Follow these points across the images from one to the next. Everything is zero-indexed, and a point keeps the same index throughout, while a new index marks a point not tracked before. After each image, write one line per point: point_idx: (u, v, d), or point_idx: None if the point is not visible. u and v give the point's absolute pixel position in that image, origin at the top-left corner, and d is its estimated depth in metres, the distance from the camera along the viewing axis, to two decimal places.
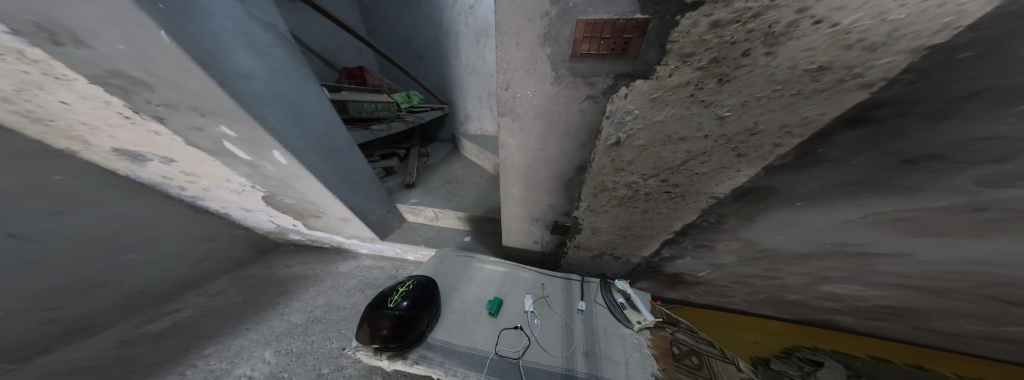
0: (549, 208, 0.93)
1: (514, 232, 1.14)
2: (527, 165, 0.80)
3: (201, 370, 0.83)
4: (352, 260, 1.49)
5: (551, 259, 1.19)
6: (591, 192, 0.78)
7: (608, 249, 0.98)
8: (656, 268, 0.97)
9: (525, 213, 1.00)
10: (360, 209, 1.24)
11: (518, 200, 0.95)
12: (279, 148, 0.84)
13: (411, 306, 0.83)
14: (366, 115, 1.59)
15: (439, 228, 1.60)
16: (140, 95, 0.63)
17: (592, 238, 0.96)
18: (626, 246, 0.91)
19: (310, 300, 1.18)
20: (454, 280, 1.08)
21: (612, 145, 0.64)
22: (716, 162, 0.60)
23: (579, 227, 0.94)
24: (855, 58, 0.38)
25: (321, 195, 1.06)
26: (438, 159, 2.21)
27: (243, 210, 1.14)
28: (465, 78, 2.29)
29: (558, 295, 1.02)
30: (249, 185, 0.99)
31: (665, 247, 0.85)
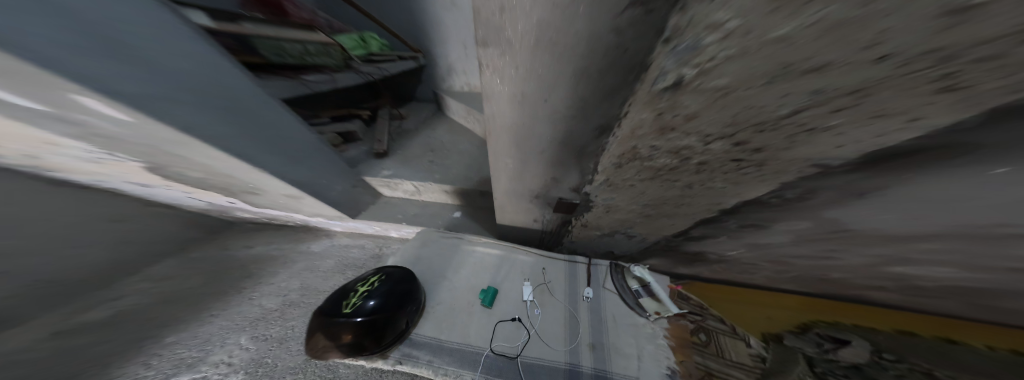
0: (553, 182, 0.75)
1: (508, 211, 1.00)
2: (525, 128, 0.59)
3: (166, 361, 0.72)
4: (326, 238, 1.33)
5: (550, 238, 1.06)
6: (614, 162, 0.58)
7: (623, 229, 0.84)
8: (674, 247, 0.83)
9: (522, 190, 0.84)
10: (309, 182, 1.04)
11: (514, 173, 0.77)
12: (105, 102, 0.54)
13: (378, 307, 0.70)
14: (293, 60, 1.31)
15: (422, 203, 1.45)
16: None
17: (605, 217, 0.81)
18: (646, 226, 0.76)
19: (283, 282, 1.05)
20: (442, 267, 0.98)
21: (665, 88, 0.38)
22: (866, 132, 0.32)
23: (590, 205, 0.78)
24: None
25: (234, 167, 0.82)
26: (418, 122, 1.92)
27: (144, 187, 0.88)
28: (444, 16, 1.82)
29: (560, 280, 0.92)
30: (113, 156, 0.69)
31: (698, 226, 0.67)
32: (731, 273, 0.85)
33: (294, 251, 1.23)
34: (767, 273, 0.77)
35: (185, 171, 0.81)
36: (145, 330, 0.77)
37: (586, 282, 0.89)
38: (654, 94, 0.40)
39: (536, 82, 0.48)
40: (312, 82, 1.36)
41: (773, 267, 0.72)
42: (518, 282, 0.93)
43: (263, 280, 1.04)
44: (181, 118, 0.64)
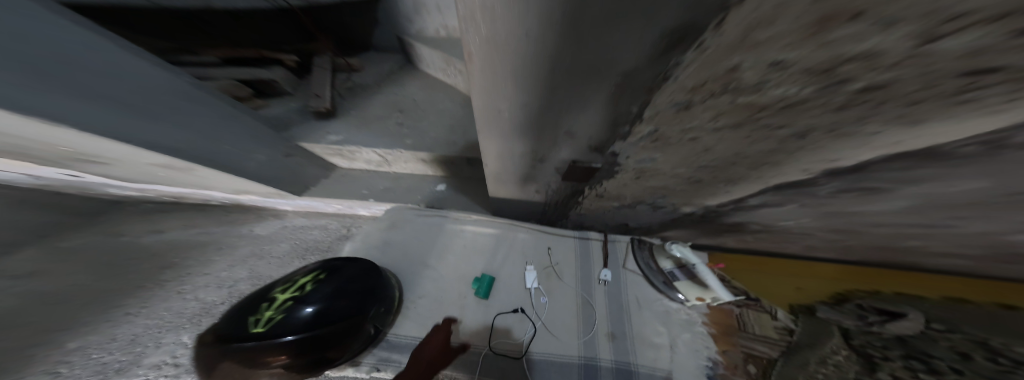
0: (568, 137, 0.53)
1: (505, 182, 0.79)
2: (520, 53, 0.35)
3: (83, 367, 0.48)
4: (275, 219, 1.01)
5: (554, 211, 0.87)
6: (677, 102, 0.36)
7: (650, 198, 0.67)
8: (710, 219, 0.68)
9: (524, 151, 0.63)
10: (206, 150, 0.69)
11: (512, 127, 0.54)
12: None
13: (323, 312, 0.50)
14: None
15: (394, 177, 1.23)
16: None
17: (630, 185, 0.65)
18: (686, 194, 0.59)
19: (220, 272, 0.75)
20: (422, 253, 0.79)
21: None
22: None
23: (614, 169, 0.60)
24: None
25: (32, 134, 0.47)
26: (381, 77, 1.53)
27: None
28: None
29: (569, 261, 0.76)
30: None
31: (760, 195, 0.50)
32: (762, 242, 0.73)
33: (226, 236, 0.89)
34: (812, 243, 0.65)
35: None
36: (26, 337, 0.48)
37: (602, 262, 0.75)
38: None
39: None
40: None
41: (832, 237, 0.59)
42: (520, 265, 0.77)
43: (195, 270, 0.73)
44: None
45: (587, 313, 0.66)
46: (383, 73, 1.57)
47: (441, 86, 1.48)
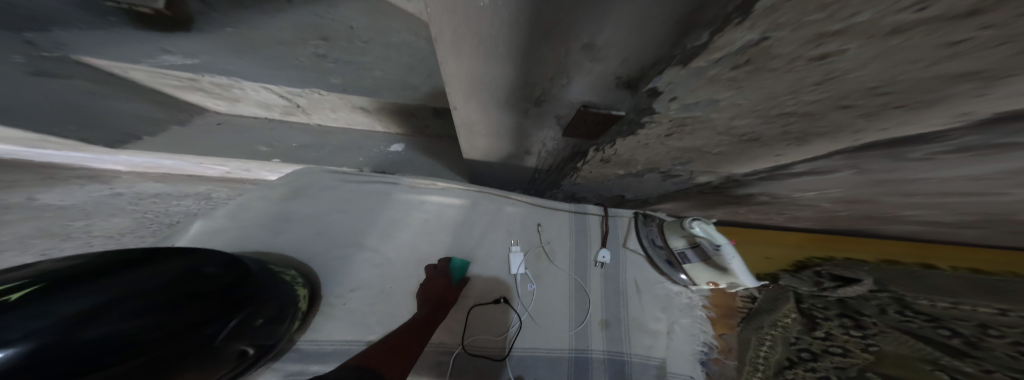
0: (592, 56, 0.30)
1: (479, 133, 0.54)
2: None
3: None
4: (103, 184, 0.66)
5: (547, 177, 0.69)
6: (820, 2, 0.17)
7: (671, 164, 0.53)
8: (719, 190, 0.59)
9: (512, 84, 0.38)
10: None
11: (485, 21, 0.28)
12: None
13: (42, 360, 0.18)
14: None
15: (322, 130, 0.86)
16: None
17: (653, 144, 0.48)
18: (720, 156, 0.46)
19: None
20: (360, 234, 0.55)
21: None
22: None
23: (642, 119, 0.42)
24: None
25: None
26: None
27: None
28: None
29: (562, 239, 0.62)
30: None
31: (801, 161, 0.40)
32: (753, 215, 0.70)
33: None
34: (802, 214, 0.62)
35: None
36: None
37: (601, 241, 0.61)
38: None
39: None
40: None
41: (830, 207, 0.56)
42: (504, 244, 0.59)
43: None
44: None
45: (581, 299, 0.55)
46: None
47: (389, 10, 0.95)
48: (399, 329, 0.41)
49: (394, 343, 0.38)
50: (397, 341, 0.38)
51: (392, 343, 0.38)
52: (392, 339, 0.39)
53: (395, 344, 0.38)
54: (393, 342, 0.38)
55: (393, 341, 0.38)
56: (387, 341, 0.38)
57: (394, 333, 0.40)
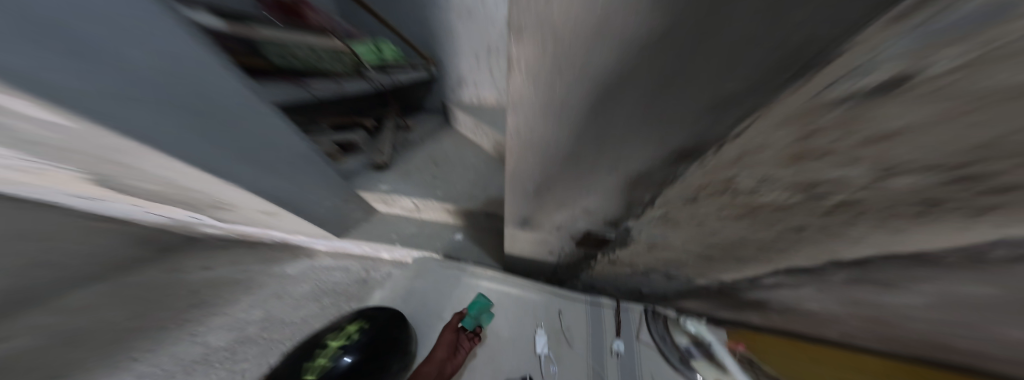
0: (585, 213, 0.60)
1: (521, 239, 0.82)
2: (543, 147, 0.49)
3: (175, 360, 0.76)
4: (307, 260, 1.17)
5: (565, 272, 0.88)
6: (686, 195, 0.43)
7: (662, 268, 0.70)
8: (729, 294, 0.67)
9: (538, 218, 0.69)
10: (294, 196, 0.86)
11: (525, 191, 0.63)
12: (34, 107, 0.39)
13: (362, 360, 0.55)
14: (296, 62, 1.05)
15: (422, 222, 1.23)
16: None
17: (643, 256, 0.68)
18: (700, 267, 0.61)
19: (242, 313, 0.92)
20: (437, 304, 0.83)
21: (848, 107, 0.21)
22: None
23: (625, 242, 0.65)
24: None
25: (205, 181, 0.66)
26: (424, 133, 1.70)
27: (85, 199, 0.72)
28: (455, 26, 1.55)
29: (581, 327, 0.76)
30: (31, 158, 0.51)
31: (770, 275, 0.52)
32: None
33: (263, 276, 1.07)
34: None
35: (134, 181, 0.63)
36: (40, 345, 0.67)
37: (614, 332, 0.74)
38: (823, 106, 0.22)
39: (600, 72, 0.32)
40: (319, 91, 1.14)
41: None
42: (532, 327, 0.76)
43: (220, 310, 0.92)
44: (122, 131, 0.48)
45: None
46: (428, 130, 1.75)
47: (473, 147, 1.55)
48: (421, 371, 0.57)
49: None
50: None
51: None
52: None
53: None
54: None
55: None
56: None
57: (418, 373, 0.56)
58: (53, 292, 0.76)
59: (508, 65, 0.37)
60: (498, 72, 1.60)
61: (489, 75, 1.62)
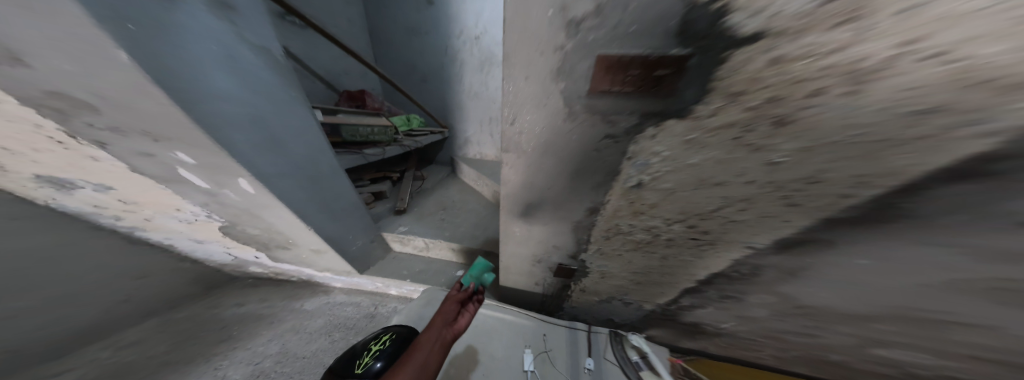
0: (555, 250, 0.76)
1: (513, 272, 0.91)
2: (516, 217, 0.70)
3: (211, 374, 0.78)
4: (323, 295, 1.18)
5: (552, 303, 0.97)
6: (602, 235, 0.64)
7: (619, 295, 0.83)
8: (672, 317, 0.79)
9: (519, 260, 0.86)
10: (345, 241, 0.98)
11: (514, 249, 0.80)
12: (248, 177, 0.60)
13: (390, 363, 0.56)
14: (361, 139, 1.29)
15: (428, 260, 1.27)
16: (79, 117, 0.44)
17: (600, 282, 0.81)
18: (640, 293, 0.76)
19: (259, 347, 0.89)
20: None
21: (632, 185, 0.50)
22: (756, 212, 0.41)
23: (585, 272, 0.80)
24: (973, 100, 0.23)
25: (295, 227, 0.80)
26: (436, 180, 1.89)
27: (191, 241, 0.90)
28: (466, 103, 1.98)
29: (560, 350, 0.79)
30: (206, 215, 0.74)
31: (684, 296, 0.68)
32: (738, 349, 0.78)
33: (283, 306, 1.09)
34: (771, 351, 0.72)
35: (243, 227, 0.80)
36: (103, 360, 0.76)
37: (586, 351, 0.78)
38: (627, 194, 0.52)
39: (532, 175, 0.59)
40: (372, 154, 1.27)
41: (774, 343, 0.68)
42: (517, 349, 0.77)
43: (240, 344, 0.89)
44: (277, 190, 0.67)
45: None
46: (440, 176, 1.98)
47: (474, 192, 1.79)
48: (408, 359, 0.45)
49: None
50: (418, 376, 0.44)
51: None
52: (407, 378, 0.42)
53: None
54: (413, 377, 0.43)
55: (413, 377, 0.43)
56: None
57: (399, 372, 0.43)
58: (115, 325, 0.85)
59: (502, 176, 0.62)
60: (499, 135, 2.01)
61: (489, 137, 2.04)
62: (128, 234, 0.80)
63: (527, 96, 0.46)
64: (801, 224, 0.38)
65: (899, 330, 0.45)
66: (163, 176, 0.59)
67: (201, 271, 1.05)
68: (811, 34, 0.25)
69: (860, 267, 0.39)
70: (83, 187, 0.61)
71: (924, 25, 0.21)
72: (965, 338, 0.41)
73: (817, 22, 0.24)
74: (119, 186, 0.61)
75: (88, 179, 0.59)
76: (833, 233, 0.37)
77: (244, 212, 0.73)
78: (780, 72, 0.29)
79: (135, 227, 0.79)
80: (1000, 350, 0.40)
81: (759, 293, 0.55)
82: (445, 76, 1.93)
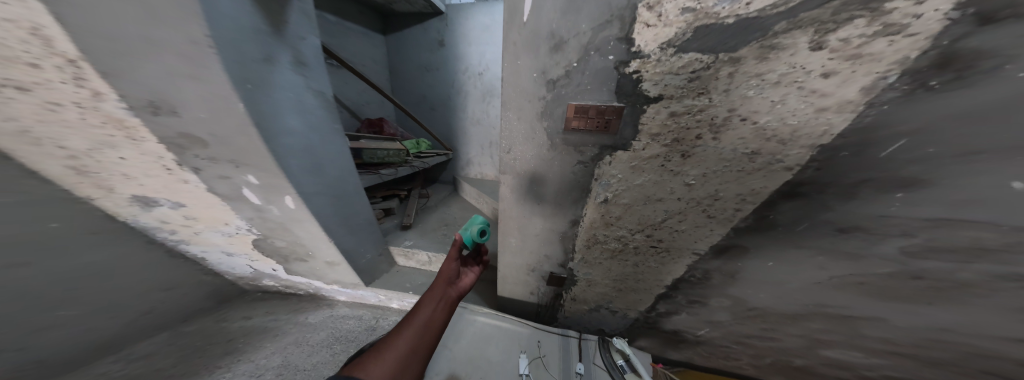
0: (545, 259, 0.77)
1: (510, 281, 0.91)
2: (505, 233, 0.75)
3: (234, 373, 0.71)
4: (326, 308, 1.06)
5: (547, 314, 0.98)
6: (582, 245, 0.68)
7: (605, 303, 0.83)
8: (654, 324, 0.81)
9: (509, 274, 0.89)
10: (358, 255, 1.00)
11: (505, 261, 0.84)
12: (293, 194, 0.71)
13: None
14: (377, 161, 1.44)
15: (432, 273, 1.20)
16: (193, 150, 0.57)
17: (588, 291, 0.81)
18: (621, 301, 0.78)
19: (262, 360, 0.77)
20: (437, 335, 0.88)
21: (601, 201, 0.57)
22: (692, 222, 0.53)
23: (573, 280, 0.80)
24: (773, 147, 0.39)
25: (319, 239, 0.85)
26: (441, 197, 1.99)
27: (223, 256, 0.87)
28: (469, 129, 2.17)
29: (554, 355, 0.82)
30: (246, 228, 0.79)
31: (659, 303, 0.73)
32: (718, 358, 0.80)
33: (290, 312, 1.02)
34: (748, 360, 0.75)
35: (272, 240, 0.85)
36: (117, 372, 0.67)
37: (577, 357, 0.82)
38: (598, 213, 0.60)
39: (517, 198, 0.65)
40: (386, 174, 1.40)
41: (745, 349, 0.72)
42: (513, 354, 0.82)
43: (243, 357, 0.77)
44: (313, 206, 0.77)
45: None
46: (443, 194, 2.07)
47: (475, 208, 1.86)
48: (410, 320, 0.46)
49: (414, 341, 0.43)
50: (421, 334, 0.44)
51: (414, 342, 0.43)
52: (409, 337, 0.43)
53: (415, 340, 0.43)
54: (415, 336, 0.44)
55: (416, 336, 0.44)
56: (404, 340, 0.42)
57: (401, 333, 0.43)
58: (129, 337, 0.74)
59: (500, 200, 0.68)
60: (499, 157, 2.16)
61: (490, 159, 2.19)
62: (171, 249, 0.77)
63: (518, 132, 0.54)
64: (722, 232, 0.52)
65: (826, 327, 0.55)
66: (227, 195, 0.68)
67: (218, 285, 0.94)
68: (687, 100, 0.39)
69: (771, 269, 0.52)
70: (160, 205, 0.65)
71: (738, 103, 0.37)
72: (872, 332, 0.52)
73: (686, 94, 0.39)
74: (193, 202, 0.68)
75: (170, 198, 0.65)
76: (742, 239, 0.51)
77: (280, 226, 0.80)
78: (678, 120, 0.42)
79: (182, 240, 0.77)
80: (903, 343, 0.51)
81: (716, 294, 0.63)
82: (452, 105, 2.15)
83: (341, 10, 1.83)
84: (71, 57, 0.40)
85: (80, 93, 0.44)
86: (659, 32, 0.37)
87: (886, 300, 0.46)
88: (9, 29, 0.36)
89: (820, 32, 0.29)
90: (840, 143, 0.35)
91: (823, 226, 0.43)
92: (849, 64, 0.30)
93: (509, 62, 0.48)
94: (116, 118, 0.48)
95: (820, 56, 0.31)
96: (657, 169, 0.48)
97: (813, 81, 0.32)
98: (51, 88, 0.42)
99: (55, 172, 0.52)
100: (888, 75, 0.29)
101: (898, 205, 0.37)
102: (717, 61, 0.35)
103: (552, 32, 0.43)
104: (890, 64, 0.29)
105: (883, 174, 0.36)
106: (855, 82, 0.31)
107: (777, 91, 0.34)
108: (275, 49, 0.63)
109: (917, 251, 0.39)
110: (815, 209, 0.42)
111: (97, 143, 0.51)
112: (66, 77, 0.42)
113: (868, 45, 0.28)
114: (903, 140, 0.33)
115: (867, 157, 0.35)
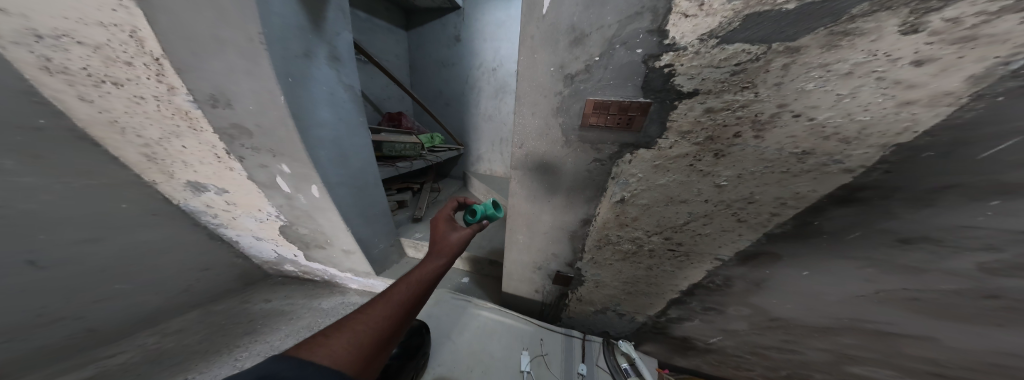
0: (555, 257, 0.76)
1: (515, 278, 0.90)
2: (515, 230, 0.74)
3: (251, 354, 0.71)
4: (337, 295, 1.07)
5: (552, 314, 0.96)
6: (594, 245, 0.66)
7: (613, 305, 0.81)
8: (663, 330, 0.79)
9: (515, 271, 0.88)
10: (371, 245, 1.00)
11: (513, 259, 0.83)
12: (319, 184, 0.72)
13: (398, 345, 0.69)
14: (394, 154, 1.45)
15: None
16: (239, 140, 0.62)
17: (595, 292, 0.79)
18: (631, 303, 0.76)
19: (277, 341, 0.77)
20: (440, 328, 0.87)
21: (617, 201, 0.55)
22: (718, 225, 0.50)
23: (581, 280, 0.78)
24: (831, 147, 0.36)
25: (336, 228, 0.85)
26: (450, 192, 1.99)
27: (253, 240, 0.91)
28: (480, 124, 2.15)
29: (557, 355, 0.80)
30: (276, 215, 0.81)
31: (672, 308, 0.70)
32: (730, 368, 0.76)
33: (305, 297, 1.04)
34: (762, 372, 0.71)
35: (296, 227, 0.86)
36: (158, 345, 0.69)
37: (580, 357, 0.80)
38: (615, 215, 0.58)
39: (529, 195, 0.64)
40: (403, 167, 1.41)
41: (760, 360, 0.69)
42: (514, 352, 0.80)
43: (261, 338, 0.77)
44: (335, 196, 0.77)
45: None
46: (453, 189, 2.07)
47: None
48: (387, 298, 0.39)
49: (392, 318, 0.37)
50: (401, 314, 0.38)
51: (392, 320, 0.36)
52: (387, 315, 0.36)
53: (396, 319, 0.37)
54: (395, 314, 0.37)
55: (395, 313, 0.37)
56: (382, 316, 0.36)
57: (375, 310, 0.36)
58: (165, 313, 0.76)
59: (511, 196, 0.66)
60: (508, 153, 2.13)
61: (499, 156, 2.17)
62: (211, 231, 0.82)
63: (532, 127, 0.53)
64: (751, 237, 0.49)
65: (858, 343, 0.53)
66: (264, 183, 0.72)
67: (243, 270, 0.97)
68: (728, 95, 0.37)
69: (806, 279, 0.49)
70: (208, 191, 0.72)
71: (791, 99, 0.34)
72: (915, 351, 0.49)
73: (727, 89, 0.37)
74: (232, 189, 0.72)
75: (216, 184, 0.71)
76: (773, 246, 0.48)
77: (304, 214, 0.81)
78: (717, 116, 0.39)
79: (221, 225, 0.82)
80: (947, 364, 0.48)
81: (737, 302, 0.60)
82: (465, 100, 2.14)
83: (370, 7, 1.86)
84: (156, 56, 0.48)
85: (158, 87, 0.51)
86: (700, 23, 0.34)
87: (947, 319, 0.43)
88: (114, 32, 0.44)
89: (917, 13, 0.25)
90: (925, 141, 0.32)
91: (881, 235, 0.40)
92: (954, 49, 0.26)
93: (526, 55, 0.46)
94: (184, 111, 0.55)
95: (914, 40, 0.27)
96: (682, 169, 0.46)
97: (898, 71, 0.29)
98: (138, 83, 0.50)
99: (131, 158, 0.60)
100: (1011, 60, 0.25)
101: (987, 215, 0.33)
102: (770, 52, 0.32)
103: (573, 25, 0.40)
104: (1015, 46, 0.24)
105: (973, 179, 0.32)
106: (959, 71, 0.27)
107: (847, 82, 0.31)
108: (313, 45, 0.65)
109: (999, 268, 0.35)
110: (871, 218, 0.39)
111: (167, 133, 0.58)
112: (150, 73, 0.50)
113: (985, 26, 0.24)
114: (1013, 140, 0.28)
115: (958, 157, 0.31)
